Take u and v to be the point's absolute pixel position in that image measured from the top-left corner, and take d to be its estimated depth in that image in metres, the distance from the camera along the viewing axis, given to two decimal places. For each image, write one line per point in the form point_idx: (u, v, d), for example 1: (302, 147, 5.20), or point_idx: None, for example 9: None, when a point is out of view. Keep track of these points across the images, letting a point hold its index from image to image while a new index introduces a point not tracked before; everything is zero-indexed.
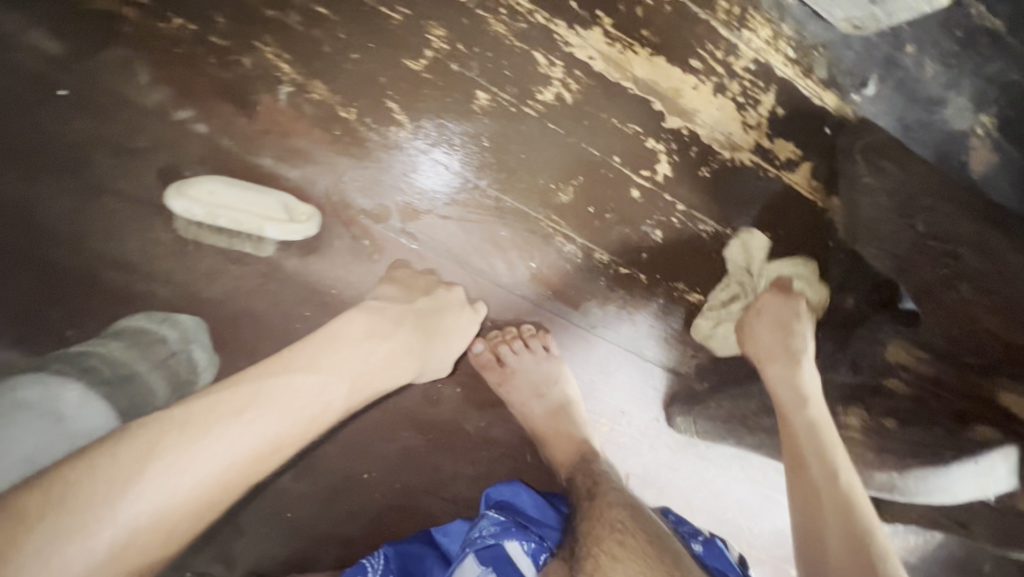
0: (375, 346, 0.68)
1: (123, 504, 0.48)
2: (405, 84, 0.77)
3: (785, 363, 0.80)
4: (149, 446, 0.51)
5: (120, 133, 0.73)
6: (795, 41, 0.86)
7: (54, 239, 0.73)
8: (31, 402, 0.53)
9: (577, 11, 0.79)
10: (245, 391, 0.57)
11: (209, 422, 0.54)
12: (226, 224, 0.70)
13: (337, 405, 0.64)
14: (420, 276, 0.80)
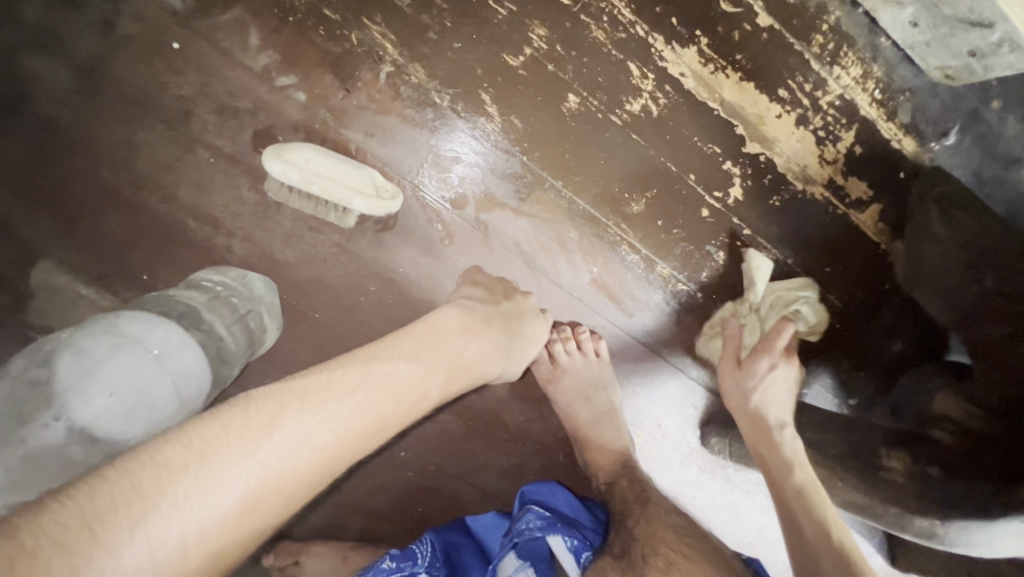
0: (466, 343, 0.70)
1: (252, 466, 0.50)
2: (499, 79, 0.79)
3: (767, 442, 0.81)
4: (274, 413, 0.52)
5: (226, 92, 0.76)
6: (884, 82, 0.86)
7: (152, 186, 0.77)
8: (127, 335, 0.55)
9: (677, 26, 0.80)
10: (355, 371, 0.59)
11: (325, 397, 0.56)
12: (319, 191, 0.72)
13: (433, 394, 0.65)
14: (499, 282, 0.80)
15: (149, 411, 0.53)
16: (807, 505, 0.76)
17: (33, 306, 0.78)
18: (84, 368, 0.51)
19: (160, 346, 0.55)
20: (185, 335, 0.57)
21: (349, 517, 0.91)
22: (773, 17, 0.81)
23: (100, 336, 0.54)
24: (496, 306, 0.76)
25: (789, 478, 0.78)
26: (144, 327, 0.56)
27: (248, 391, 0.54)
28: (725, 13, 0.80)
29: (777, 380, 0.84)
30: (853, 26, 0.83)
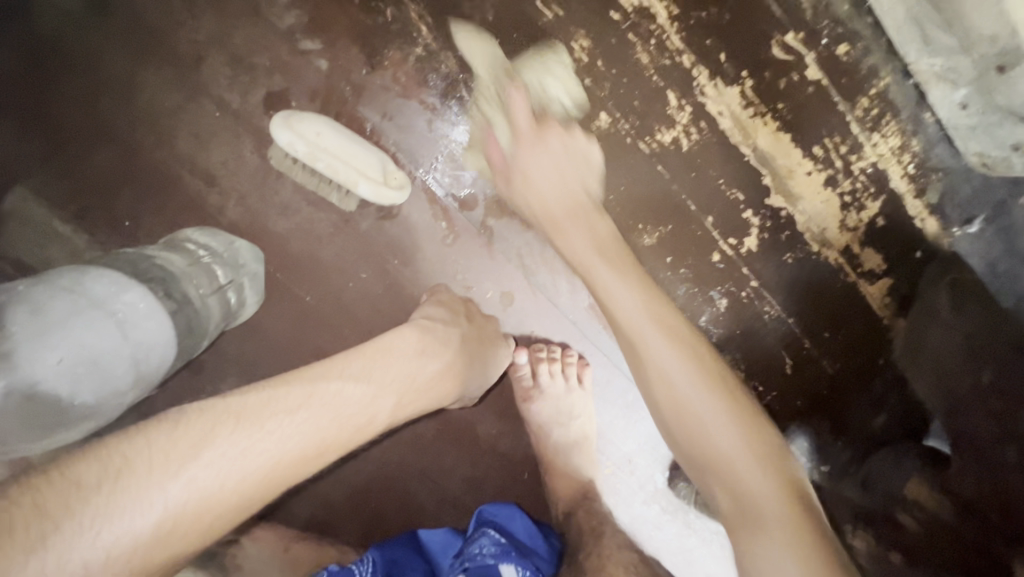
0: (424, 364, 0.66)
1: (171, 488, 0.47)
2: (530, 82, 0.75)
3: (570, 232, 0.70)
4: (202, 433, 0.50)
5: (244, 46, 0.71)
6: (919, 158, 0.83)
7: (150, 130, 0.73)
8: (97, 298, 0.51)
9: (724, 63, 0.76)
10: (298, 391, 0.56)
11: (261, 417, 0.53)
12: (324, 169, 0.68)
13: (380, 417, 0.61)
14: (460, 300, 0.78)
15: (103, 382, 0.50)
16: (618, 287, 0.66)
17: (1, 232, 0.73)
18: (37, 325, 0.48)
19: (125, 313, 0.52)
20: (155, 302, 0.55)
21: (299, 502, 0.88)
22: (823, 71, 0.78)
23: (58, 293, 0.50)
24: (456, 329, 0.73)
25: (605, 276, 0.67)
26: (109, 290, 0.53)
27: (183, 407, 0.52)
28: (776, 58, 0.77)
29: (556, 152, 0.70)
30: (901, 95, 0.80)
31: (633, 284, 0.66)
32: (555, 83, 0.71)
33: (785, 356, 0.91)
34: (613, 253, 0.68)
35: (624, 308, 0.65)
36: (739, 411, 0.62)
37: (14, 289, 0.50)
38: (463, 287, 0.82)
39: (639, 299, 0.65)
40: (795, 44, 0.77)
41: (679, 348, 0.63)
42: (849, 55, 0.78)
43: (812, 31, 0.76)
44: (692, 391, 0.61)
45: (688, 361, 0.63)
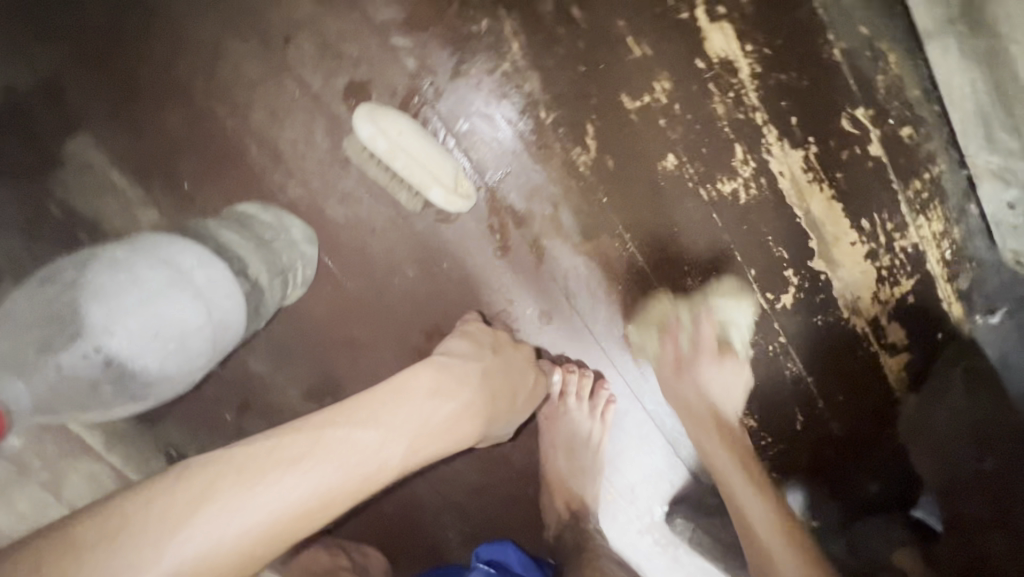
0: (439, 405, 0.61)
1: (165, 553, 0.44)
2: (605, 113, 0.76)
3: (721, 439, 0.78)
4: (200, 492, 0.47)
5: (336, 32, 0.72)
6: (957, 246, 0.87)
7: (224, 98, 0.73)
8: (182, 267, 0.52)
9: (794, 127, 0.78)
10: (305, 439, 0.53)
11: (266, 469, 0.50)
12: (399, 168, 0.69)
13: (392, 465, 0.56)
14: (488, 331, 0.77)
15: (184, 358, 0.50)
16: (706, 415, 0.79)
17: (57, 176, 0.73)
18: (131, 291, 0.47)
19: (208, 291, 0.52)
20: (234, 284, 0.55)
21: None
22: (884, 149, 0.80)
23: (150, 264, 0.50)
24: (479, 361, 0.70)
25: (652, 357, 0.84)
26: (195, 266, 0.53)
27: (185, 461, 0.50)
28: (843, 130, 0.79)
29: (734, 378, 0.79)
30: (952, 185, 0.84)
31: (687, 394, 0.80)
32: (732, 310, 0.83)
33: (797, 412, 0.94)
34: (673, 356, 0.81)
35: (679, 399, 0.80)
36: (768, 494, 0.75)
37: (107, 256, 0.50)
38: (505, 300, 0.84)
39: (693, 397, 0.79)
40: (864, 119, 0.79)
41: (726, 444, 0.77)
42: (912, 138, 0.80)
43: (881, 109, 0.78)
44: (727, 467, 0.76)
45: (728, 451, 0.77)
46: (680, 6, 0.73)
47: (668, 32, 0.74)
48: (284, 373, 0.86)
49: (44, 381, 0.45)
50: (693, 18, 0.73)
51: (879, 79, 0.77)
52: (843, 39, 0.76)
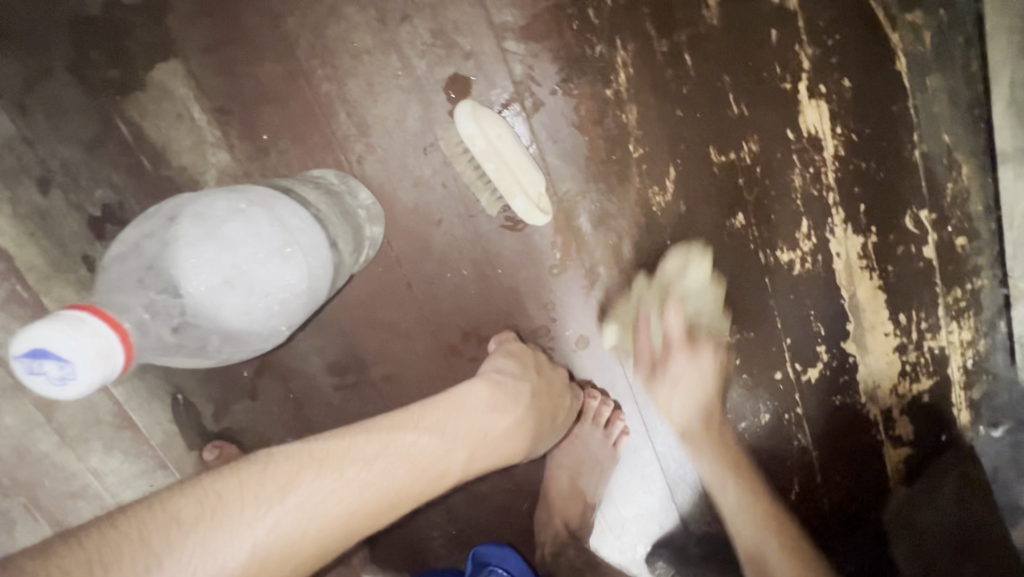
0: (496, 418, 0.69)
1: (260, 531, 0.50)
2: (706, 418, 0.80)
3: (778, 549, 0.72)
4: (287, 477, 0.54)
5: (453, 22, 0.71)
6: (978, 357, 0.90)
7: (326, 61, 0.72)
8: (287, 225, 0.59)
9: (861, 214, 0.81)
10: (376, 440, 0.60)
11: (343, 462, 0.57)
12: (490, 170, 0.73)
13: (454, 471, 0.64)
14: (530, 352, 0.80)
15: (267, 311, 0.58)
16: (748, 523, 0.76)
17: (135, 96, 0.72)
18: (253, 244, 0.56)
19: (309, 257, 0.60)
20: (327, 255, 0.62)
21: None
22: (937, 253, 0.83)
23: (268, 224, 0.58)
24: (526, 383, 0.75)
25: (709, 468, 0.79)
26: (305, 229, 0.60)
27: (271, 451, 0.57)
28: (905, 228, 0.82)
29: None
30: (988, 298, 0.87)
31: (731, 485, 0.78)
32: None
33: (794, 482, 0.96)
34: (721, 449, 0.80)
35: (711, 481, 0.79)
36: None
37: (232, 208, 0.58)
38: (547, 317, 0.84)
39: (720, 476, 0.79)
40: (926, 221, 0.82)
41: (748, 506, 0.77)
42: (963, 248, 0.84)
43: (943, 215, 0.82)
44: (742, 526, 0.76)
45: (751, 516, 0.76)
46: (785, 75, 0.74)
47: (766, 98, 0.75)
48: (312, 342, 0.85)
49: (172, 316, 0.52)
50: (794, 89, 0.75)
51: (949, 186, 0.80)
52: (925, 142, 0.78)
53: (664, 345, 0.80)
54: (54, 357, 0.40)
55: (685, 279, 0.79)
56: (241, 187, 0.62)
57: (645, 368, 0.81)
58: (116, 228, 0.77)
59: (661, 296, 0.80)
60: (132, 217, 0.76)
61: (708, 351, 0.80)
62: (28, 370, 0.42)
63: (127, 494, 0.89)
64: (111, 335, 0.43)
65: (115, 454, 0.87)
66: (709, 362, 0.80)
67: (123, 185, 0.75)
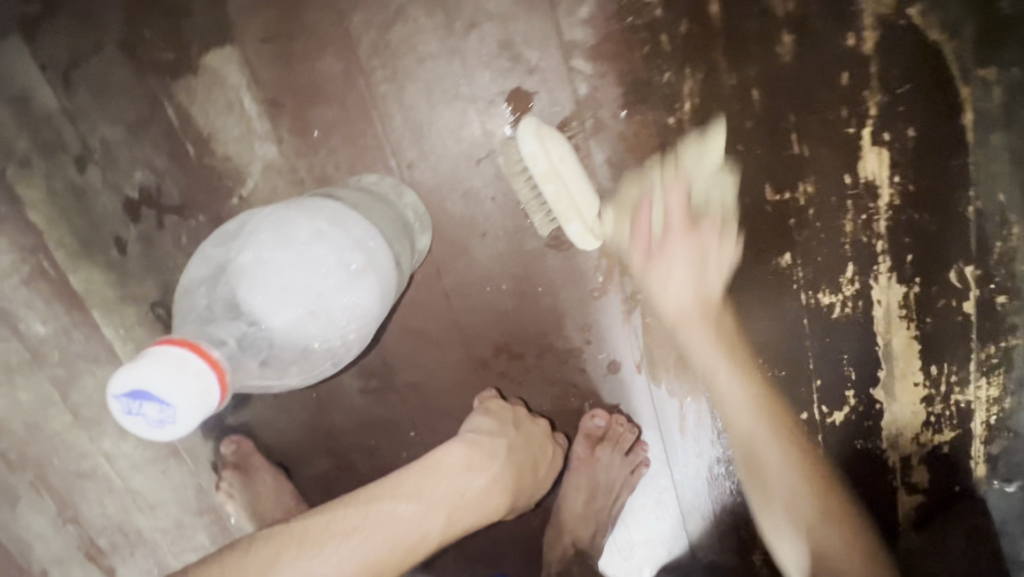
0: (473, 478, 0.69)
1: None
2: (705, 306, 0.73)
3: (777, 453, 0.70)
4: (268, 561, 0.58)
5: (522, 35, 0.70)
6: (1003, 414, 0.88)
7: (388, 62, 0.70)
8: (363, 246, 0.61)
9: (907, 264, 0.80)
10: (353, 513, 0.63)
11: (321, 539, 0.61)
12: (549, 192, 0.69)
13: (433, 536, 0.65)
14: (509, 406, 0.78)
15: (349, 326, 0.62)
16: (739, 410, 0.72)
17: (186, 80, 0.71)
18: (330, 274, 0.58)
19: (380, 278, 0.63)
20: (394, 277, 0.65)
21: (324, 456, 0.88)
22: (976, 309, 0.82)
23: (348, 246, 0.60)
24: (504, 439, 0.74)
25: (705, 344, 0.72)
26: (378, 251, 0.63)
27: (258, 533, 0.61)
28: (949, 281, 0.81)
29: None
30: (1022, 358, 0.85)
31: (725, 362, 0.72)
32: None
33: None
34: (719, 333, 0.73)
35: (714, 378, 0.72)
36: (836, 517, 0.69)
37: (314, 229, 0.60)
38: (583, 339, 0.83)
39: (740, 385, 0.72)
40: (970, 276, 0.81)
41: (767, 421, 0.71)
42: (1003, 306, 0.82)
43: (988, 272, 0.80)
44: (758, 441, 0.71)
45: (747, 398, 0.72)
46: (850, 119, 0.73)
47: (828, 140, 0.74)
48: None
49: (261, 349, 0.56)
50: (858, 134, 0.74)
51: (997, 245, 0.79)
52: (981, 199, 0.77)
53: (664, 222, 0.71)
54: (156, 401, 0.45)
55: (699, 163, 0.72)
56: (311, 202, 0.63)
57: (640, 251, 0.73)
58: (152, 212, 0.75)
59: (670, 171, 0.72)
60: (171, 202, 0.74)
61: (711, 233, 0.72)
62: (124, 410, 0.46)
63: (136, 479, 0.87)
64: (211, 377, 0.47)
65: (127, 438, 0.85)
66: (712, 244, 0.72)
67: (165, 169, 0.73)
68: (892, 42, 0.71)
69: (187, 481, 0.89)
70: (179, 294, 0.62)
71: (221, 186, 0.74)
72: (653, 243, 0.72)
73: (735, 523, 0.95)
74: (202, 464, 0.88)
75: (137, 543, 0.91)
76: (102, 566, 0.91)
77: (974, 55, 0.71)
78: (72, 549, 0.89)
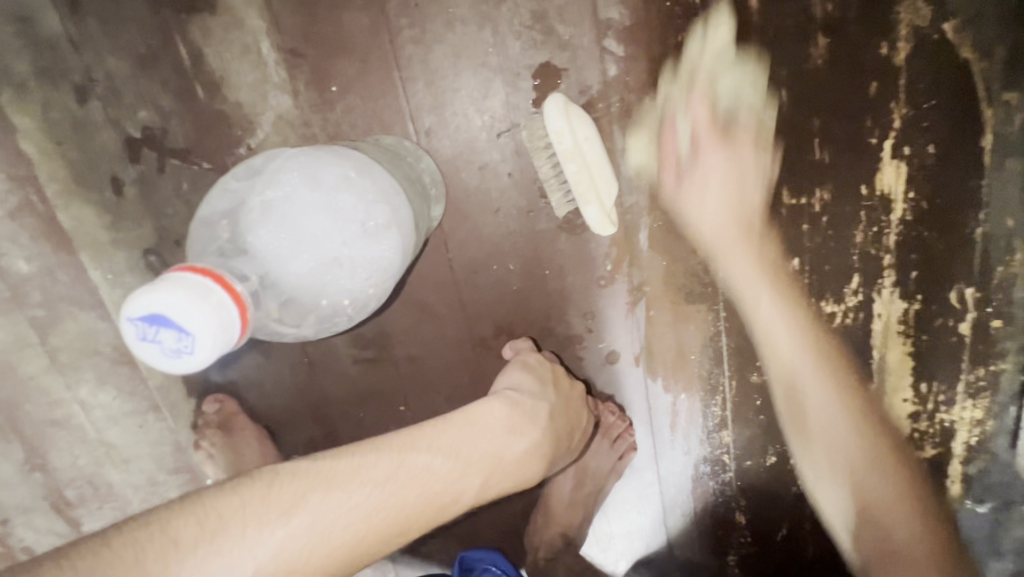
0: (513, 441, 0.66)
1: (261, 552, 0.50)
2: (741, 227, 0.77)
3: (785, 313, 0.81)
4: (292, 498, 0.54)
5: (556, 9, 0.68)
6: (984, 436, 0.89)
7: (416, 22, 0.68)
8: (387, 194, 0.61)
9: (911, 280, 0.80)
10: (388, 460, 0.59)
11: (351, 483, 0.56)
12: (571, 172, 0.68)
13: (466, 497, 0.61)
14: (547, 364, 0.77)
15: (367, 280, 0.61)
16: (744, 293, 0.80)
17: (203, 19, 0.68)
18: (349, 219, 0.57)
19: (404, 231, 0.63)
20: (412, 241, 0.65)
21: (310, 422, 0.86)
22: (971, 331, 0.83)
23: (376, 196, 0.60)
24: (545, 401, 0.72)
25: (743, 277, 0.80)
26: (401, 206, 0.62)
27: (280, 467, 0.56)
28: (948, 301, 0.82)
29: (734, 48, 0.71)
30: (1009, 383, 0.85)
31: (731, 227, 0.77)
32: None
33: (782, 525, 0.94)
34: (769, 272, 0.79)
35: (766, 318, 0.81)
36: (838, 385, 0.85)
37: (341, 174, 0.60)
38: (585, 327, 0.82)
39: (770, 304, 0.80)
40: (970, 298, 0.81)
41: (773, 277, 0.79)
42: (997, 330, 0.83)
43: (987, 295, 0.81)
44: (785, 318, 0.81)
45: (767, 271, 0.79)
46: (874, 129, 0.73)
47: (850, 149, 0.74)
48: None
49: (280, 292, 0.56)
50: (879, 145, 0.74)
51: (998, 269, 0.79)
52: (989, 222, 0.77)
53: (691, 145, 0.73)
54: (172, 328, 0.43)
55: (732, 75, 0.71)
56: (342, 149, 0.63)
57: (670, 174, 0.75)
58: (154, 154, 0.73)
59: (690, 81, 0.71)
60: (175, 145, 0.71)
61: (747, 141, 0.74)
62: (136, 335, 0.45)
63: (111, 432, 0.84)
64: (232, 308, 0.46)
65: (106, 389, 0.82)
66: (749, 164, 0.74)
67: (171, 111, 0.70)
68: (925, 56, 0.71)
69: (166, 437, 0.86)
70: (196, 227, 0.61)
71: (229, 134, 0.71)
72: (727, 236, 0.77)
73: (714, 524, 0.96)
74: (181, 419, 0.86)
75: (108, 497, 0.88)
76: (68, 518, 0.88)
77: (1001, 77, 0.72)
78: (38, 498, 0.86)
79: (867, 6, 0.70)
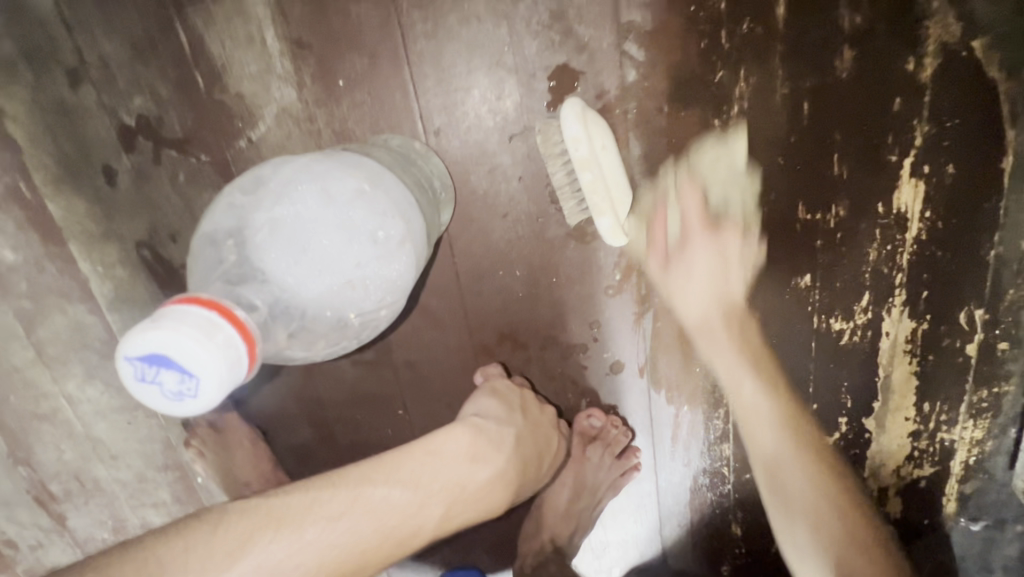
0: (475, 470, 0.66)
1: None
2: (727, 311, 0.76)
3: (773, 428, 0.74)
4: (239, 540, 0.53)
5: (577, 9, 0.65)
6: (982, 456, 0.89)
7: (430, 17, 0.65)
8: (404, 214, 0.59)
9: (921, 300, 0.79)
10: (344, 496, 0.59)
11: (304, 522, 0.56)
12: (586, 180, 0.65)
13: (426, 529, 0.62)
14: (514, 390, 0.76)
15: (382, 300, 0.59)
16: (760, 414, 0.75)
17: (205, 4, 0.64)
18: (364, 238, 0.56)
19: (418, 247, 0.61)
20: (423, 258, 0.63)
21: (305, 424, 0.84)
22: (977, 352, 0.82)
23: (390, 213, 0.58)
24: (511, 427, 0.72)
25: (749, 395, 0.75)
26: (414, 221, 0.61)
27: (226, 508, 0.56)
28: (957, 322, 0.81)
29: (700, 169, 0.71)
30: (1010, 404, 0.85)
31: (749, 382, 0.75)
32: None
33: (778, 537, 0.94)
34: (771, 387, 0.75)
35: (761, 408, 0.74)
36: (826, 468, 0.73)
37: (355, 188, 0.57)
38: (590, 336, 0.80)
39: (762, 400, 0.74)
40: (978, 319, 0.81)
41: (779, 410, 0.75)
42: (1003, 352, 0.82)
43: (996, 317, 0.80)
44: (757, 427, 0.75)
45: (784, 438, 0.74)
46: (894, 147, 0.72)
47: (868, 165, 0.72)
48: None
49: (293, 318, 0.54)
50: (899, 163, 0.72)
51: (1009, 292, 0.79)
52: (1002, 245, 0.76)
53: (680, 233, 0.73)
54: (177, 369, 0.41)
55: (718, 167, 0.71)
56: (352, 158, 0.61)
57: (656, 258, 0.74)
58: (148, 143, 0.68)
59: (683, 171, 0.71)
60: (172, 134, 0.68)
61: (733, 237, 0.74)
62: (135, 376, 0.42)
63: (99, 427, 0.82)
64: (241, 345, 0.44)
65: (94, 384, 0.79)
66: (733, 247, 0.74)
67: (168, 98, 0.67)
68: (951, 73, 0.69)
69: (156, 434, 0.83)
70: (199, 242, 0.58)
71: (230, 125, 0.68)
72: (688, 278, 0.75)
73: (710, 535, 0.95)
74: (173, 418, 0.83)
75: (93, 493, 0.85)
76: (52, 513, 0.86)
77: None
78: (22, 492, 0.84)
79: (896, 20, 0.68)
